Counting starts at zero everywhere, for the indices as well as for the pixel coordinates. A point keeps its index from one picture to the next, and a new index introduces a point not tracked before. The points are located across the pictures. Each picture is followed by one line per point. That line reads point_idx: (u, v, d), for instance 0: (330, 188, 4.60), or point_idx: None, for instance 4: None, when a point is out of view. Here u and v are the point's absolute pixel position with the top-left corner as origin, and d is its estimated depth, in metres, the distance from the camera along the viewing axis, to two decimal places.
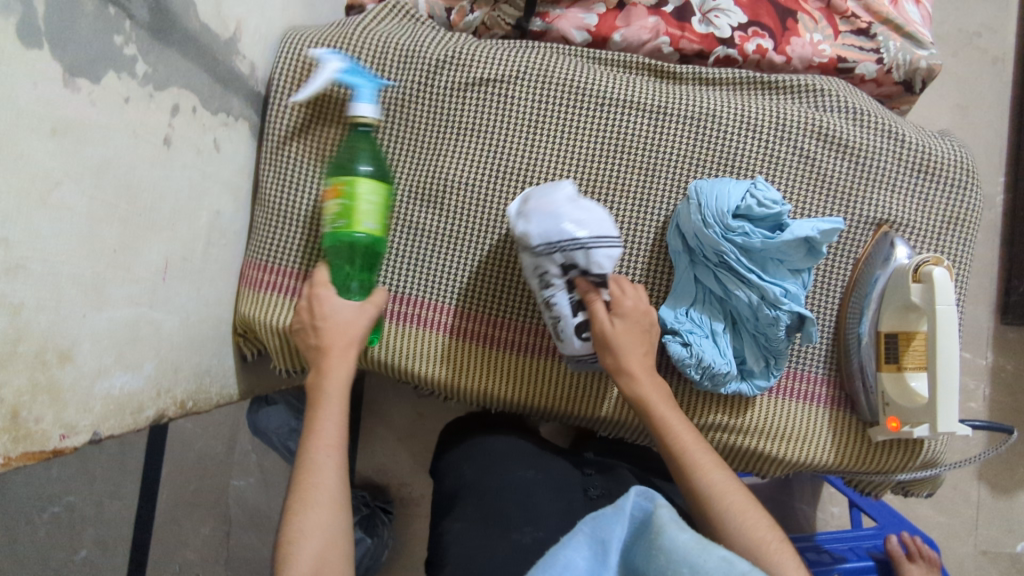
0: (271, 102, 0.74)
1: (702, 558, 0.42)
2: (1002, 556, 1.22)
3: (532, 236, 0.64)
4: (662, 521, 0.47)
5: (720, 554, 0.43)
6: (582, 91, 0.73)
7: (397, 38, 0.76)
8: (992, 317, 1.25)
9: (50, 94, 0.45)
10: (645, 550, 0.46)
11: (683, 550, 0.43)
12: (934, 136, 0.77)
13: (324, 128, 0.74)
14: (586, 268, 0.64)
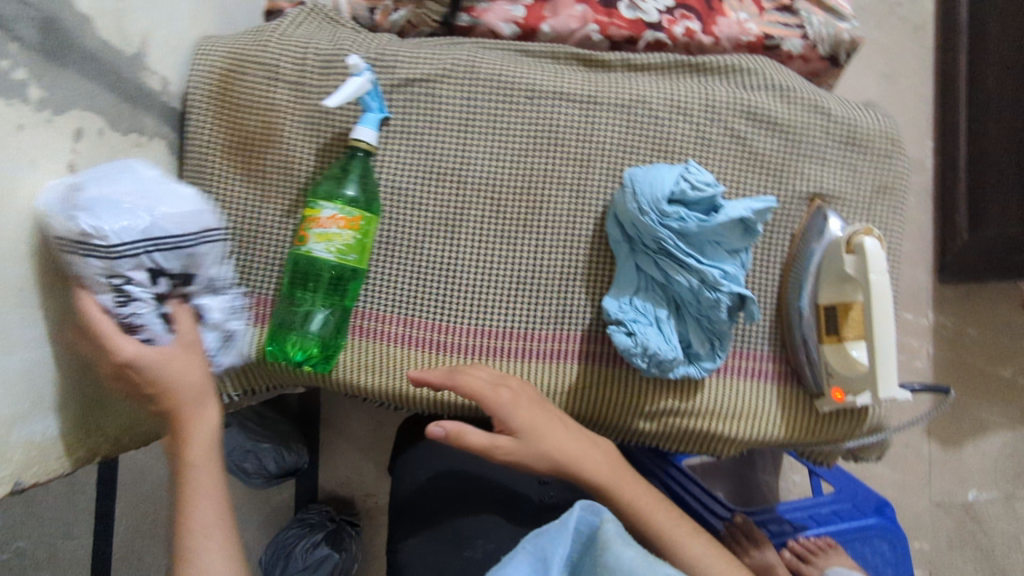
0: (189, 117, 0.71)
1: (646, 575, 0.43)
2: (956, 507, 1.26)
3: (90, 231, 0.52)
4: (607, 536, 0.47)
5: (662, 571, 0.43)
6: (511, 85, 0.72)
7: (316, 41, 0.73)
8: (931, 278, 1.29)
9: None
10: (591, 564, 0.47)
11: (628, 567, 0.44)
12: (859, 108, 0.78)
13: (247, 141, 0.72)
14: (161, 272, 0.58)
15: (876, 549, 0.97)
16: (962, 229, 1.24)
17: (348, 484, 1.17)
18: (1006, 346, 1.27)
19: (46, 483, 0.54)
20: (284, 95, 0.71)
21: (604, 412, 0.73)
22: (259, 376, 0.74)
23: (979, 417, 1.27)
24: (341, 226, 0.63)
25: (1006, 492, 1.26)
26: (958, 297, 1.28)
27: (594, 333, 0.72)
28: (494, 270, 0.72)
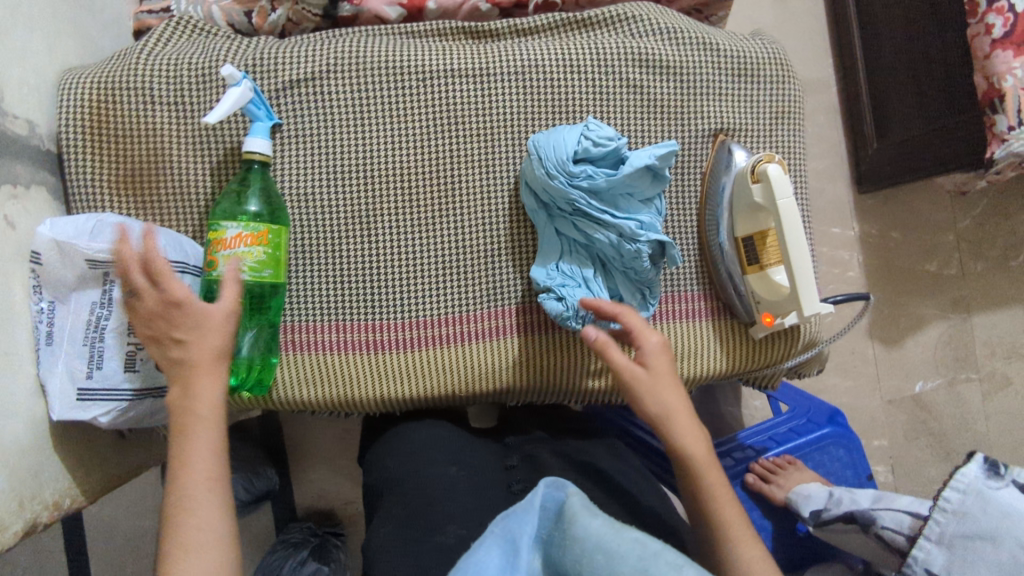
0: (66, 157, 0.67)
1: (615, 542, 0.40)
2: (906, 401, 1.33)
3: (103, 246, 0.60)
4: (573, 508, 0.44)
5: (632, 535, 0.41)
6: (400, 70, 0.71)
7: (189, 55, 0.70)
8: (851, 190, 1.35)
9: None
10: (559, 541, 0.43)
11: (596, 537, 0.41)
12: (747, 39, 0.79)
13: (134, 170, 0.69)
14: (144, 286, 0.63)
15: (834, 456, 1.02)
16: (870, 139, 1.28)
17: (324, 497, 1.15)
18: (927, 242, 1.34)
19: None
20: (164, 117, 0.68)
21: (549, 379, 0.74)
22: None
23: (914, 313, 1.34)
24: (249, 244, 0.63)
25: (949, 377, 1.34)
26: (878, 204, 1.34)
27: (526, 304, 0.72)
28: (419, 258, 0.72)
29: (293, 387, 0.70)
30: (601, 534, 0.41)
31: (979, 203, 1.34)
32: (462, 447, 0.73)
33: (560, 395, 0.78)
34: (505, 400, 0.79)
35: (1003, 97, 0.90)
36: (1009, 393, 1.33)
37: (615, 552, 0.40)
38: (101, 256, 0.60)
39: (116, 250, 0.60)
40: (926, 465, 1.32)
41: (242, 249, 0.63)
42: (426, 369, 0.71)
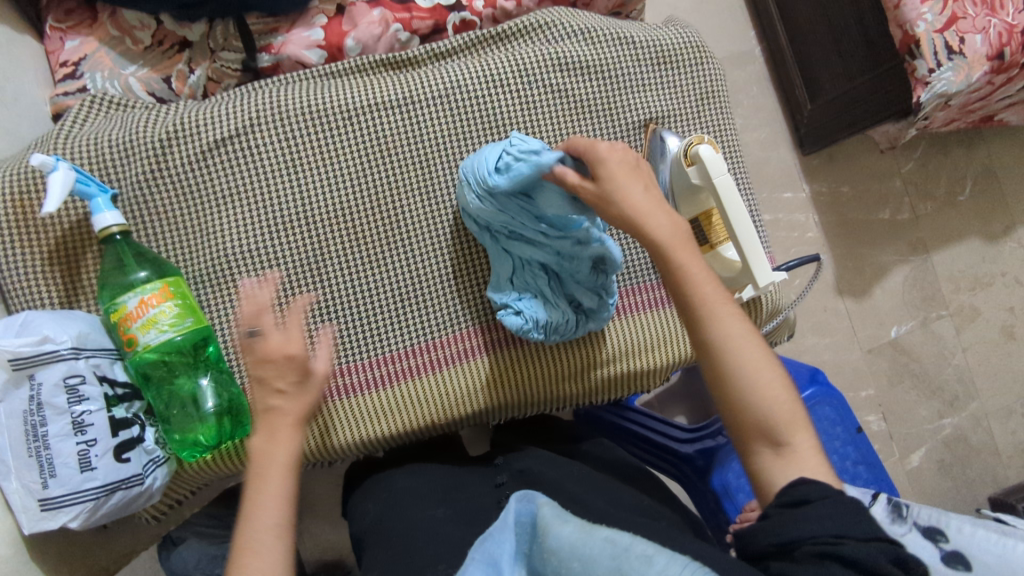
0: None
1: (588, 547, 0.39)
2: (885, 347, 1.35)
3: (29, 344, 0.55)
4: (545, 518, 0.43)
5: (603, 534, 0.40)
6: (324, 112, 0.70)
7: (108, 132, 0.69)
8: (795, 153, 1.37)
9: None
10: (538, 554, 0.42)
11: (570, 545, 0.40)
12: (661, 26, 0.81)
13: (58, 252, 0.65)
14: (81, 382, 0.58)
15: (823, 415, 1.01)
16: (804, 101, 1.30)
17: (329, 547, 1.13)
18: (876, 191, 1.37)
19: None
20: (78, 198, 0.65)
21: (524, 387, 0.74)
22: (178, 484, 0.68)
23: (876, 261, 1.36)
24: (158, 303, 0.60)
25: (921, 318, 1.36)
26: (824, 162, 1.36)
27: (489, 322, 0.72)
28: (376, 294, 0.71)
29: None
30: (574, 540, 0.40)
31: (917, 146, 1.38)
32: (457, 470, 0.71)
33: (540, 405, 0.77)
34: (487, 420, 0.78)
35: (918, 42, 0.92)
36: (980, 323, 1.36)
37: (591, 558, 0.39)
38: (22, 351, 0.55)
39: (37, 338, 0.56)
40: (915, 407, 1.34)
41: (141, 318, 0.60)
42: (401, 402, 0.71)
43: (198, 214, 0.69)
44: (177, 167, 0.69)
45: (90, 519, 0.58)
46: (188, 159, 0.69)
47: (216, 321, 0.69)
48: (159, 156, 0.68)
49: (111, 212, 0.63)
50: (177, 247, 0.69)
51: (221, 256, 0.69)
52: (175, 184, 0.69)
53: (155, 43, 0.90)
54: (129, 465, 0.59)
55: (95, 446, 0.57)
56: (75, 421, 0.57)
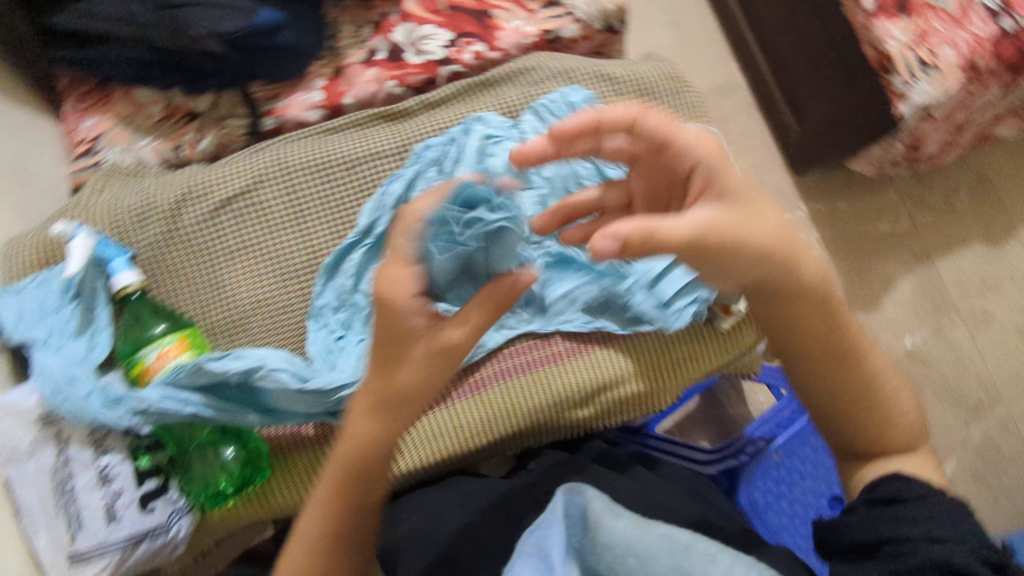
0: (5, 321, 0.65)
1: (644, 542, 0.41)
2: (901, 358, 1.33)
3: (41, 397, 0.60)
4: (596, 515, 0.43)
5: (660, 531, 0.41)
6: (326, 163, 0.75)
7: (127, 199, 0.73)
8: (788, 172, 1.39)
9: None
10: (590, 548, 0.43)
11: (625, 541, 0.41)
12: (638, 63, 0.84)
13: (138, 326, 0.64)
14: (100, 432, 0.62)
15: None
16: (790, 122, 1.34)
17: None
18: (871, 203, 1.39)
19: None
20: (91, 274, 0.66)
21: (536, 416, 0.75)
22: (201, 535, 0.69)
23: (880, 272, 1.36)
24: (175, 354, 0.64)
25: (934, 325, 1.34)
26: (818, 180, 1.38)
27: (496, 352, 0.75)
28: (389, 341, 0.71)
29: (292, 494, 0.68)
30: (630, 537, 0.41)
31: None
32: (481, 491, 0.70)
33: (554, 432, 0.78)
34: (503, 451, 0.80)
35: (891, 61, 0.94)
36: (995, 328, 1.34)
37: (646, 555, 0.40)
38: (44, 405, 0.60)
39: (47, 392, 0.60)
40: (939, 416, 1.31)
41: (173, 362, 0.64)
42: (415, 437, 0.74)
43: (209, 269, 0.72)
44: (191, 226, 0.72)
45: (116, 571, 0.60)
46: (200, 219, 0.72)
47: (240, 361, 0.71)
48: (173, 217, 0.72)
49: (129, 273, 0.66)
50: (193, 299, 0.71)
51: (233, 308, 0.71)
52: (188, 241, 0.72)
53: (165, 115, 0.95)
54: (150, 515, 0.62)
55: (121, 498, 0.61)
56: (101, 473, 0.61)
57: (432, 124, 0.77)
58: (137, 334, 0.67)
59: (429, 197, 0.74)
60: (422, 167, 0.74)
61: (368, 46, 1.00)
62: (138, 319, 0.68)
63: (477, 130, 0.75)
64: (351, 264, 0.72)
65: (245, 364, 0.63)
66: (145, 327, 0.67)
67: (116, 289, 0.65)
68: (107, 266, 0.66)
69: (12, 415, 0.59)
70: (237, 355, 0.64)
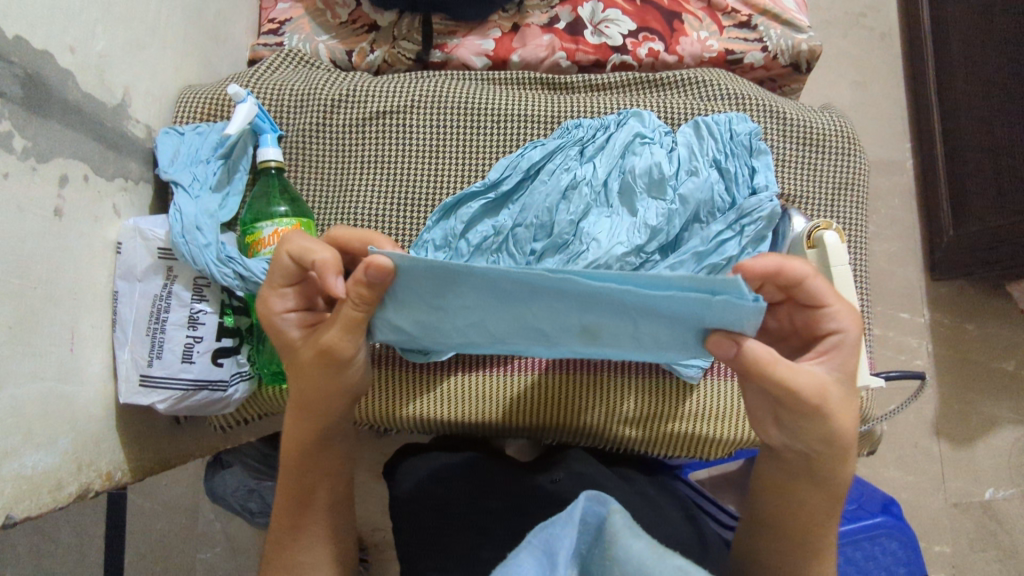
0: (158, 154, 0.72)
1: (657, 568, 0.38)
2: (974, 507, 1.22)
3: (165, 234, 0.65)
4: (613, 529, 0.41)
5: (675, 563, 0.38)
6: (478, 109, 0.76)
7: (293, 84, 0.77)
8: (924, 275, 1.28)
9: None
10: (600, 559, 0.41)
11: (637, 562, 0.39)
12: (815, 110, 0.80)
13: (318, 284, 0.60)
14: (201, 281, 0.66)
15: (890, 549, 0.91)
16: (947, 226, 1.23)
17: None
18: (1004, 338, 1.25)
19: (38, 518, 0.55)
20: (241, 140, 0.72)
21: (587, 418, 0.75)
22: (252, 405, 0.74)
23: (985, 412, 1.24)
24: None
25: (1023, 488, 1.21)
26: (953, 292, 1.27)
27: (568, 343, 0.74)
28: None
29: None
30: (644, 560, 0.39)
31: None
32: (507, 471, 0.72)
33: (595, 439, 0.78)
34: (540, 437, 0.80)
35: None
36: None
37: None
38: (166, 239, 0.65)
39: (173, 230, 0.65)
40: None
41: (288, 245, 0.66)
42: (467, 393, 0.74)
43: (342, 170, 0.76)
44: (339, 126, 0.76)
45: (175, 406, 0.65)
46: (349, 122, 0.76)
47: None
48: (326, 112, 0.76)
49: (273, 149, 0.71)
50: (319, 193, 0.76)
51: (350, 214, 0.75)
52: (333, 139, 0.76)
53: (349, 20, 1.00)
54: (218, 370, 0.66)
55: (199, 344, 0.65)
56: (191, 316, 0.65)
57: (590, 106, 0.77)
58: (261, 206, 0.71)
59: (562, 172, 0.73)
60: (566, 142, 0.74)
61: (552, 13, 0.99)
62: (264, 193, 0.71)
63: (631, 124, 0.74)
64: (466, 212, 0.73)
65: None
66: (269, 202, 0.71)
67: (259, 159, 0.70)
68: (260, 137, 0.72)
69: (139, 239, 0.65)
70: None
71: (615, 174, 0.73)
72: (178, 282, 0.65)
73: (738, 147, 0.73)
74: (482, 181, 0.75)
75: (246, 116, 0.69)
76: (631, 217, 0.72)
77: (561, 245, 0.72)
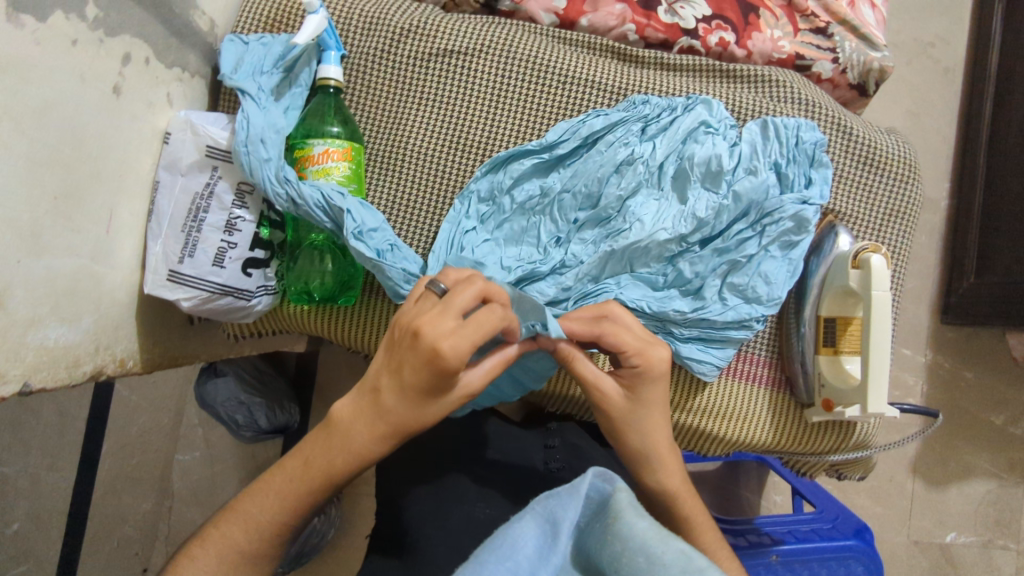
0: (222, 54, 0.70)
1: (661, 548, 0.38)
2: (933, 547, 1.25)
3: (223, 138, 0.64)
4: (618, 506, 0.41)
5: (678, 546, 0.38)
6: (545, 67, 0.74)
7: (363, 3, 0.75)
8: (934, 317, 1.28)
9: (12, 47, 0.45)
10: (600, 535, 0.41)
11: (642, 540, 0.38)
12: (880, 131, 0.78)
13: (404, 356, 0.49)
14: (246, 189, 0.65)
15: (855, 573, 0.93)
16: (969, 272, 1.23)
17: None
18: (998, 392, 1.25)
19: (52, 391, 0.55)
20: (304, 58, 0.71)
21: None
22: (269, 320, 0.74)
23: (965, 460, 1.25)
24: (336, 159, 0.66)
25: (984, 538, 1.24)
26: (959, 338, 1.27)
27: None
28: (504, 263, 0.72)
29: (358, 330, 0.73)
30: (646, 540, 0.39)
31: None
32: (509, 428, 0.73)
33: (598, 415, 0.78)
34: (544, 403, 0.80)
35: None
36: None
37: (661, 562, 0.37)
38: (222, 141, 0.64)
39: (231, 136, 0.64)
40: None
41: (335, 167, 0.66)
42: None
43: (397, 102, 0.74)
44: (402, 57, 0.74)
45: (198, 306, 0.65)
46: (414, 55, 0.74)
47: (381, 199, 0.74)
48: (391, 41, 0.74)
49: (335, 68, 0.69)
50: (372, 121, 0.74)
51: (401, 147, 0.74)
52: (393, 70, 0.74)
53: None
54: (244, 280, 0.65)
55: (233, 250, 0.65)
56: (229, 221, 0.65)
57: (659, 87, 0.76)
58: (312, 122, 0.69)
59: (620, 147, 0.72)
60: (630, 117, 0.73)
61: None
62: (317, 111, 0.70)
63: (698, 112, 0.73)
64: (517, 169, 0.73)
65: (366, 215, 0.66)
66: (322, 119, 0.69)
67: (319, 75, 0.68)
68: (324, 53, 0.70)
69: (190, 132, 0.64)
70: (362, 204, 0.67)
71: (672, 158, 0.72)
72: (222, 186, 0.64)
73: (801, 156, 0.73)
74: (538, 140, 0.74)
75: (315, 29, 0.67)
76: (680, 205, 0.72)
77: (604, 220, 0.72)
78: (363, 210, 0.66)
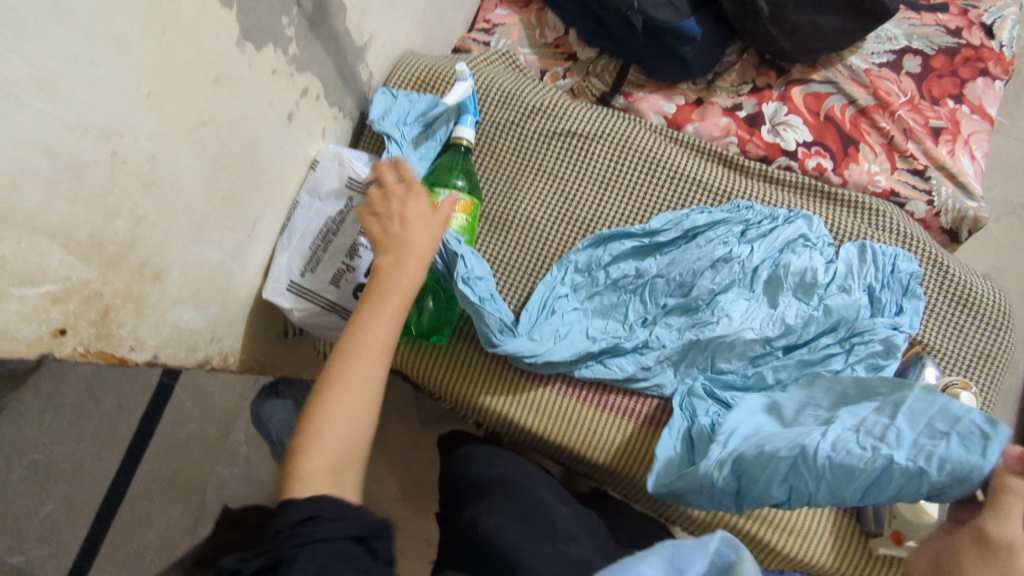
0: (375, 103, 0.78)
1: None
2: None
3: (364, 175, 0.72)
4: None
5: None
6: (658, 161, 0.80)
7: (502, 81, 0.83)
8: None
9: (233, 67, 0.53)
10: None
11: None
12: (975, 274, 0.79)
13: None
14: None
15: None
16: None
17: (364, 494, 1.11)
18: None
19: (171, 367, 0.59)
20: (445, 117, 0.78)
21: None
22: None
23: None
24: (456, 210, 0.71)
25: None
26: None
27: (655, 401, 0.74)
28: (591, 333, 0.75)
29: (445, 373, 0.76)
30: None
31: None
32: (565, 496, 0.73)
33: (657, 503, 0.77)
34: (603, 480, 0.80)
35: None
36: None
37: None
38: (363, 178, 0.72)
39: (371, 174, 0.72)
40: None
41: (453, 215, 0.71)
42: (551, 410, 0.74)
43: (517, 170, 0.81)
44: (529, 132, 0.81)
45: (307, 318, 0.70)
46: (540, 131, 0.81)
47: (485, 254, 0.79)
48: (522, 116, 0.81)
49: (469, 130, 0.75)
50: (490, 183, 0.81)
51: (512, 211, 0.80)
52: (519, 141, 0.81)
53: (553, 44, 1.06)
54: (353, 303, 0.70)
55: (350, 273, 0.70)
56: (352, 247, 0.71)
57: (763, 197, 0.80)
58: (439, 174, 0.75)
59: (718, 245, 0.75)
60: (732, 218, 0.77)
61: (738, 99, 1.00)
62: (445, 165, 0.76)
63: (798, 225, 0.76)
64: (616, 248, 0.77)
65: (475, 265, 0.70)
66: (448, 173, 0.75)
67: (454, 134, 0.75)
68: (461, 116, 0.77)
69: (337, 163, 0.71)
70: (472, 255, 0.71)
71: (767, 264, 0.75)
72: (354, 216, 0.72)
73: (895, 283, 0.74)
74: (641, 226, 0.78)
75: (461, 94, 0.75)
76: (769, 309, 0.74)
77: (692, 309, 0.75)
78: (471, 258, 0.70)
